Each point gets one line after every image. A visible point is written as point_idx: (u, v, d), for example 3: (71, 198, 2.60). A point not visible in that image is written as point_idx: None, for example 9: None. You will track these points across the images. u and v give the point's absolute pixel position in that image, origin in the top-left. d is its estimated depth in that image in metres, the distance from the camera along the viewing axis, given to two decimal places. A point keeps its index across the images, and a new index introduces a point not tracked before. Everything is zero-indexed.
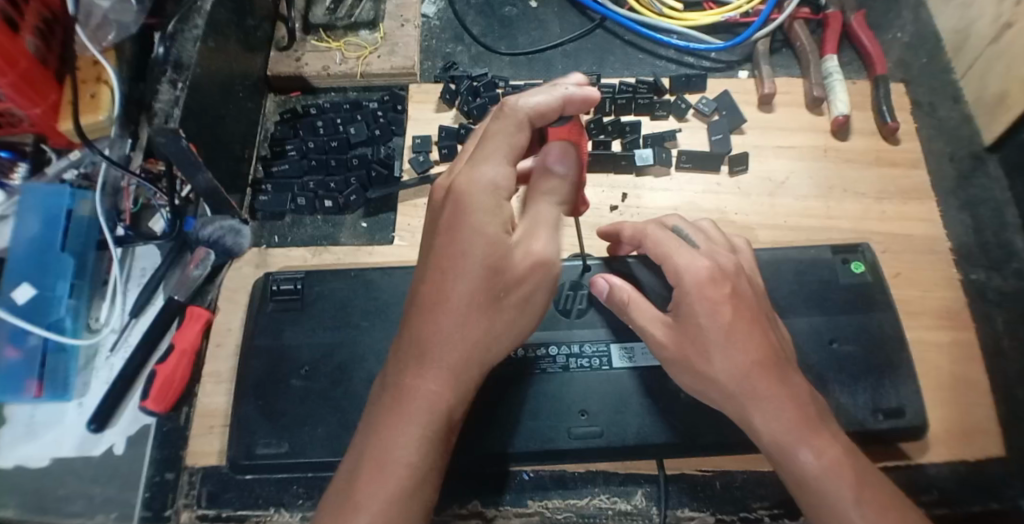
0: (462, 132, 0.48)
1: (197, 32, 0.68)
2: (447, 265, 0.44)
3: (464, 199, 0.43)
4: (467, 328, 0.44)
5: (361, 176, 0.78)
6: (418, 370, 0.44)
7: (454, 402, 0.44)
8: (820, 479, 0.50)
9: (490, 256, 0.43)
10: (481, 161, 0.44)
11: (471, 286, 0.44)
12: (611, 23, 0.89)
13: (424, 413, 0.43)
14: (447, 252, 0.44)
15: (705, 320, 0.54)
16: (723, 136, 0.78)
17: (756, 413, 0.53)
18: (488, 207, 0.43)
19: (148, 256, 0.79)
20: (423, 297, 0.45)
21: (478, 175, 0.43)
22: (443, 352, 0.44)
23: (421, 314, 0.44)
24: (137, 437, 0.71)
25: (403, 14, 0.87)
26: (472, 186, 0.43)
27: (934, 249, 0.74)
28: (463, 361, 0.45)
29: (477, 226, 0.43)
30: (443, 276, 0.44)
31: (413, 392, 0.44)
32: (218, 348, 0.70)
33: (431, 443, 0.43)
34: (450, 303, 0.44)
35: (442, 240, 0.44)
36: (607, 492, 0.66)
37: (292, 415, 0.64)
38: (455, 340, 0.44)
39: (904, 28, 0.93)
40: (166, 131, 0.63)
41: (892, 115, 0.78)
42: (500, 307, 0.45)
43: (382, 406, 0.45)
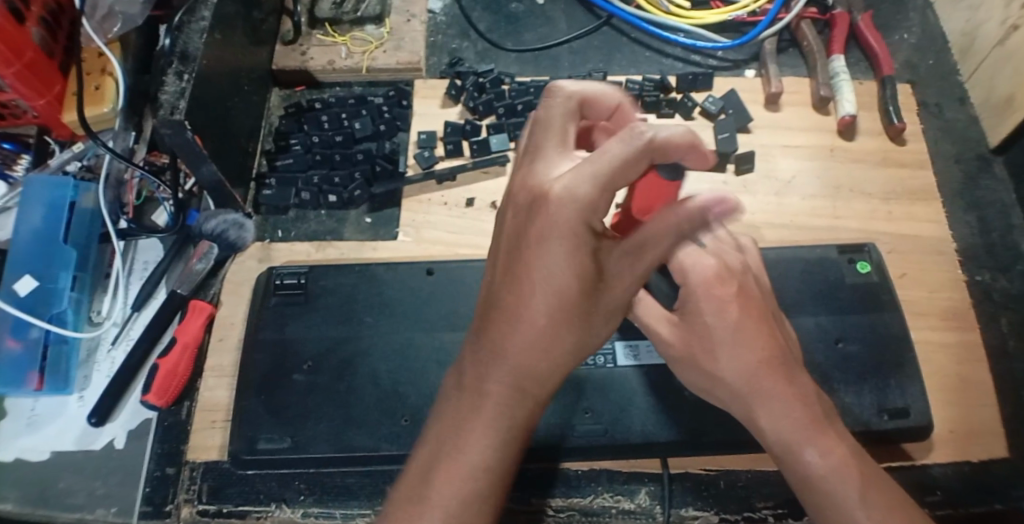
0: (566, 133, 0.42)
1: (204, 24, 0.68)
2: (532, 276, 0.41)
3: (558, 211, 0.39)
4: (545, 340, 0.43)
5: (366, 171, 0.78)
6: (493, 377, 0.43)
7: (528, 407, 0.44)
8: (826, 478, 0.50)
9: (578, 272, 0.41)
10: (581, 177, 0.38)
11: (555, 301, 0.42)
12: (618, 20, 0.89)
13: (497, 418, 0.43)
14: (533, 264, 0.41)
15: (712, 319, 0.54)
16: (729, 136, 0.77)
17: (765, 412, 0.53)
18: (581, 222, 0.39)
19: (151, 249, 0.79)
20: (502, 307, 0.43)
21: (573, 189, 0.38)
22: (522, 362, 0.43)
23: (502, 325, 0.43)
24: (138, 431, 0.71)
25: (409, 10, 0.87)
26: (566, 199, 0.38)
27: (941, 250, 0.74)
28: (540, 372, 0.43)
29: (567, 239, 0.40)
30: (525, 290, 0.42)
31: (486, 397, 0.43)
32: (221, 342, 0.70)
33: (505, 447, 0.43)
34: (533, 316, 0.42)
35: (530, 249, 0.41)
36: (611, 490, 0.66)
37: (295, 409, 0.64)
38: (535, 351, 0.43)
39: (911, 29, 0.92)
40: (172, 123, 0.63)
41: (899, 115, 0.78)
42: (581, 321, 0.43)
43: (453, 406, 0.44)
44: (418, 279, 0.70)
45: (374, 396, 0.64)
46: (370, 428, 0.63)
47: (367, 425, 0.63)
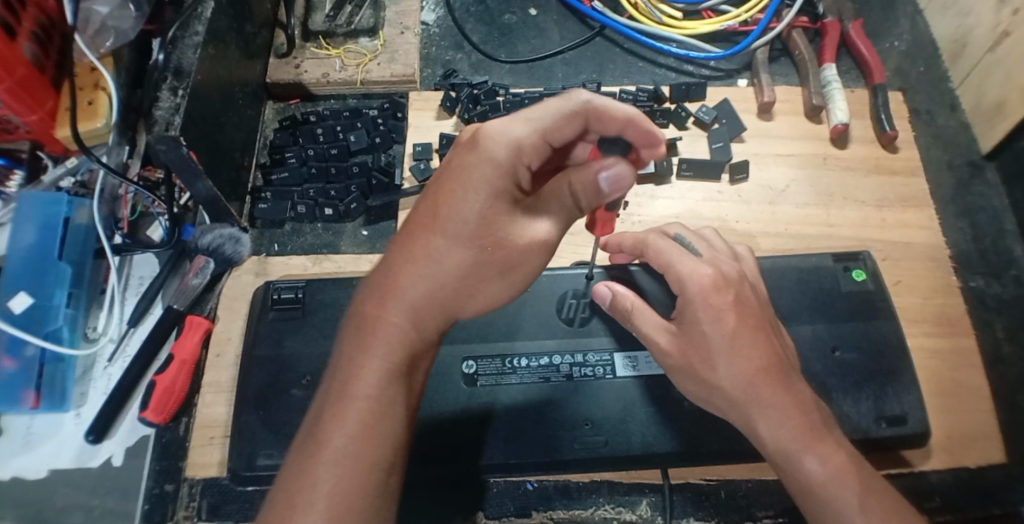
0: (541, 114, 0.46)
1: (197, 38, 0.68)
2: (443, 209, 0.45)
3: (487, 146, 0.45)
4: (449, 278, 0.45)
5: (362, 184, 0.78)
6: (393, 307, 0.45)
7: (418, 343, 0.45)
8: (826, 486, 0.51)
9: (486, 210, 0.45)
10: (517, 120, 0.46)
11: (462, 237, 0.45)
12: (611, 31, 0.89)
13: (388, 348, 0.44)
14: (450, 200, 0.45)
15: (709, 327, 0.54)
16: (723, 144, 0.78)
17: (763, 420, 0.53)
18: (503, 161, 0.45)
19: (146, 265, 0.78)
20: (412, 237, 0.46)
21: (506, 129, 0.45)
22: (427, 295, 0.45)
23: (408, 254, 0.45)
24: (136, 448, 0.70)
25: (402, 21, 0.86)
26: (496, 135, 0.45)
27: (933, 256, 0.75)
28: (435, 310, 0.46)
29: (488, 176, 0.45)
30: (437, 220, 0.45)
31: (383, 324, 0.45)
32: (219, 358, 0.69)
33: (397, 378, 0.44)
34: (439, 249, 0.45)
35: (448, 183, 0.45)
36: (612, 502, 0.66)
37: (293, 425, 0.64)
38: (437, 286, 0.45)
39: (901, 36, 0.93)
40: (167, 139, 0.63)
41: (891, 123, 0.79)
42: (483, 266, 0.46)
43: (354, 336, 0.45)
44: None
45: None
46: None
47: None
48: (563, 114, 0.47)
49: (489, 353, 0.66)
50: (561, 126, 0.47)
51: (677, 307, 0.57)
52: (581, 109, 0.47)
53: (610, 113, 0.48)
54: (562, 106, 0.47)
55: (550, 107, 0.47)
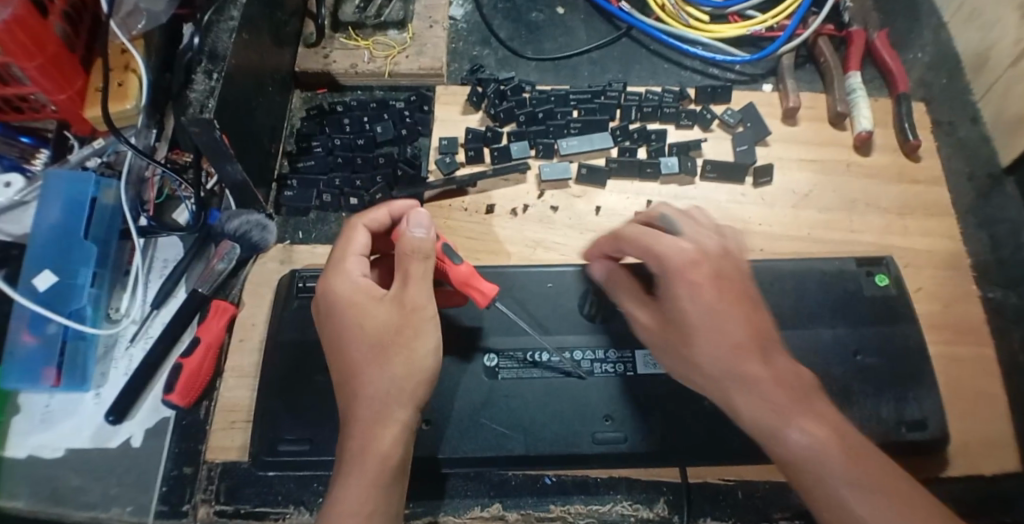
0: (356, 258, 0.58)
1: (232, 23, 0.68)
2: (343, 337, 0.54)
3: (336, 291, 0.56)
4: (383, 372, 0.52)
5: (388, 175, 0.77)
6: (356, 424, 0.51)
7: (383, 442, 0.50)
8: (817, 467, 0.43)
9: (368, 318, 0.54)
10: (346, 267, 0.57)
11: (366, 346, 0.53)
12: (638, 32, 0.89)
13: (359, 462, 0.49)
14: (338, 331, 0.55)
15: (688, 304, 0.50)
16: (747, 148, 0.78)
17: (747, 399, 0.47)
18: (354, 290, 0.56)
19: (171, 247, 0.78)
20: (342, 369, 0.54)
21: (339, 272, 0.57)
22: (372, 401, 0.52)
23: (346, 381, 0.53)
24: (156, 429, 0.70)
25: (431, 15, 0.86)
26: (340, 280, 0.56)
27: (952, 265, 0.75)
28: (391, 401, 0.52)
29: (349, 306, 0.54)
30: (343, 346, 0.54)
31: (352, 445, 0.50)
32: (241, 343, 0.71)
33: (373, 483, 0.48)
34: (359, 361, 0.53)
35: (335, 319, 0.55)
36: (630, 498, 0.66)
37: (315, 411, 0.65)
38: (377, 385, 0.52)
39: (924, 48, 0.94)
40: (201, 121, 0.63)
41: (914, 132, 0.79)
42: (403, 351, 0.53)
43: (336, 470, 0.50)
44: None
45: None
46: None
47: None
48: (361, 247, 0.59)
49: (512, 346, 0.67)
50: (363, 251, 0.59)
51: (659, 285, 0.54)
52: (358, 226, 0.59)
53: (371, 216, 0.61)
54: (358, 240, 0.59)
55: (350, 251, 0.58)
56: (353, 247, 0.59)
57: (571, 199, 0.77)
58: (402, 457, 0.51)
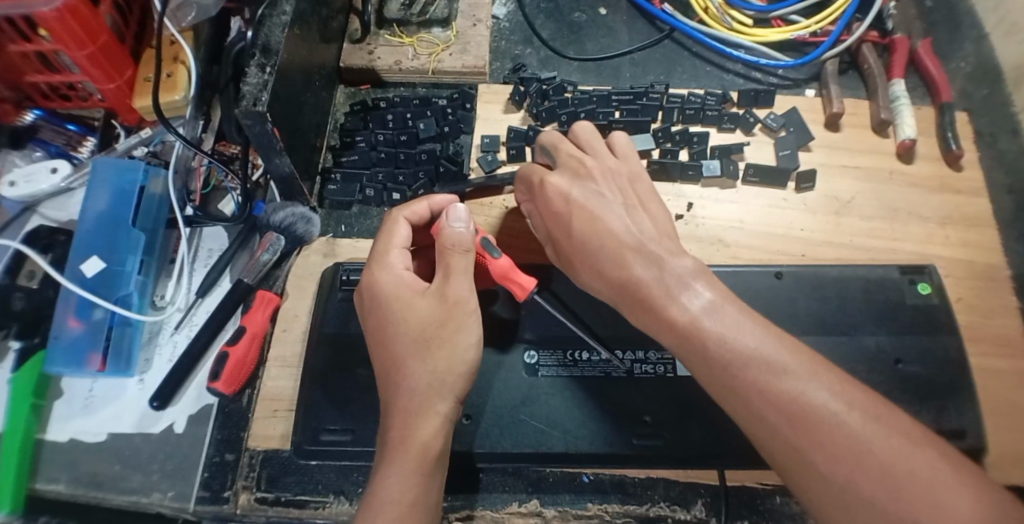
0: (396, 251, 0.59)
1: (285, 18, 0.69)
2: (384, 329, 0.56)
3: (378, 282, 0.57)
4: (423, 363, 0.53)
5: (430, 171, 0.78)
6: (395, 416, 0.52)
7: (422, 435, 0.51)
8: (749, 366, 0.44)
9: (409, 310, 0.55)
10: (387, 257, 0.59)
11: (408, 338, 0.54)
12: (680, 34, 0.89)
13: (398, 452, 0.50)
14: (381, 323, 0.56)
15: (565, 229, 0.59)
16: (790, 152, 0.78)
17: (681, 314, 0.49)
18: (396, 281, 0.57)
19: (216, 237, 0.79)
20: (384, 360, 0.55)
21: (381, 263, 0.58)
22: (412, 393, 0.52)
23: (386, 373, 0.54)
24: (198, 416, 0.71)
25: (475, 14, 0.87)
26: (382, 270, 0.58)
27: (994, 276, 0.75)
28: (430, 393, 0.52)
29: (390, 297, 0.56)
30: (385, 337, 0.55)
31: (392, 436, 0.51)
32: (284, 333, 0.72)
33: (413, 474, 0.49)
34: (400, 353, 0.54)
35: (376, 310, 0.57)
36: (667, 499, 0.66)
37: (359, 403, 0.66)
38: (417, 377, 0.53)
39: (967, 58, 0.93)
40: (254, 114, 0.64)
41: (957, 142, 0.79)
42: (444, 344, 0.54)
43: (375, 462, 0.51)
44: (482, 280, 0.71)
45: None
46: None
47: None
48: (402, 239, 0.60)
49: (552, 345, 0.68)
50: (404, 242, 0.60)
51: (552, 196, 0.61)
52: (398, 218, 0.61)
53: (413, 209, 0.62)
54: (398, 232, 0.60)
55: (391, 243, 0.60)
56: (393, 239, 0.60)
57: None
58: (441, 450, 0.51)
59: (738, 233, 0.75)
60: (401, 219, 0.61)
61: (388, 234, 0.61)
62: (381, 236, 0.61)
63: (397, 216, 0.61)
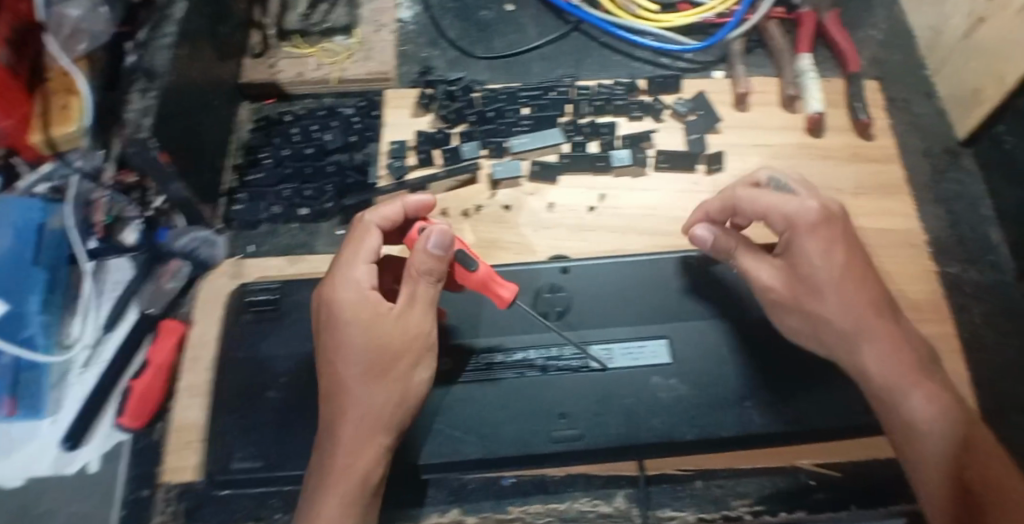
0: (364, 263, 0.57)
1: (169, 40, 0.67)
2: (338, 352, 0.55)
3: (339, 299, 0.55)
4: (374, 393, 0.55)
5: (338, 183, 0.77)
6: (339, 439, 0.54)
7: (364, 464, 0.54)
8: (916, 414, 0.54)
9: (367, 338, 0.55)
10: (352, 268, 0.57)
11: (363, 366, 0.55)
12: (587, 25, 0.88)
13: (341, 478, 0.53)
14: (337, 344, 0.55)
15: (817, 261, 0.58)
16: (698, 136, 0.78)
17: (875, 360, 0.57)
18: (357, 302, 0.55)
19: (122, 269, 0.78)
20: (333, 381, 0.56)
21: (346, 279, 0.56)
22: (360, 420, 0.54)
23: (335, 394, 0.55)
24: (111, 453, 0.70)
25: (378, 19, 0.85)
26: (347, 285, 0.56)
27: (913, 243, 0.74)
28: (377, 423, 0.54)
29: (352, 319, 0.55)
30: (339, 360, 0.55)
31: (337, 460, 0.54)
32: (193, 361, 0.70)
33: (350, 501, 0.53)
34: (352, 379, 0.55)
35: (333, 332, 0.55)
36: (588, 495, 0.66)
37: (269, 426, 0.65)
38: (367, 405, 0.55)
39: (878, 25, 0.93)
40: (136, 141, 0.63)
41: (864, 111, 0.79)
42: (393, 376, 0.55)
43: (315, 478, 0.54)
44: None
45: None
46: None
47: None
48: (372, 251, 0.57)
49: (465, 351, 0.67)
50: (372, 253, 0.57)
51: (784, 240, 0.61)
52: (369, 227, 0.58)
53: (385, 215, 0.59)
54: (369, 243, 0.57)
55: (359, 253, 0.57)
56: (361, 248, 0.57)
57: (524, 196, 0.77)
58: (380, 475, 0.55)
59: (652, 221, 0.75)
60: (371, 226, 0.58)
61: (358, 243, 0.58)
62: (349, 242, 0.58)
63: (368, 223, 0.58)
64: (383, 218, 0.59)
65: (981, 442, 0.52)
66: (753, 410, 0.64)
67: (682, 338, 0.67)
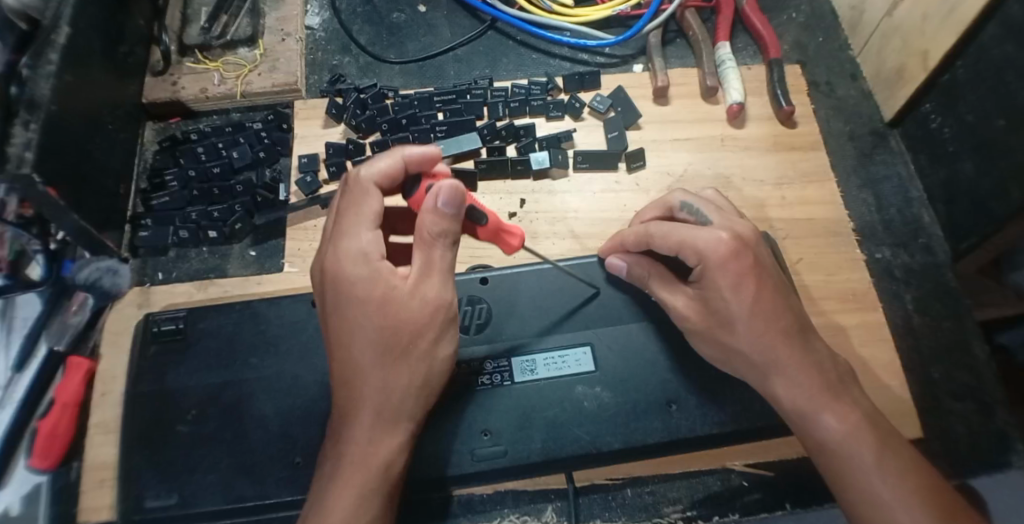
0: (365, 225, 0.49)
1: (53, 68, 0.63)
2: (345, 333, 0.49)
3: (343, 271, 0.48)
4: (389, 378, 0.49)
5: (246, 202, 0.74)
6: (352, 429, 0.49)
7: (384, 454, 0.49)
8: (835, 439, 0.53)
9: (380, 316, 0.48)
10: (354, 234, 0.48)
11: (377, 349, 0.48)
12: (502, 24, 0.86)
13: (357, 473, 0.48)
14: (344, 323, 0.49)
15: (729, 296, 0.55)
16: (619, 133, 0.76)
17: (787, 390, 0.55)
18: (364, 274, 0.48)
19: (30, 305, 0.73)
20: (340, 363, 0.49)
21: (347, 248, 0.48)
22: (376, 408, 0.49)
23: (344, 378, 0.49)
24: (31, 495, 0.67)
25: (283, 28, 0.82)
26: (346, 256, 0.48)
27: (837, 231, 0.73)
28: (392, 411, 0.50)
29: (359, 296, 0.48)
30: (348, 342, 0.49)
31: (349, 453, 0.49)
32: (103, 397, 0.66)
33: (369, 499, 0.48)
34: (363, 362, 0.49)
35: (339, 310, 0.48)
36: (518, 511, 0.64)
37: (180, 463, 0.62)
38: (381, 391, 0.49)
39: (799, 8, 0.92)
40: (19, 177, 0.58)
41: (787, 98, 0.78)
42: (408, 358, 0.50)
43: (327, 473, 0.49)
44: (303, 312, 0.67)
45: (269, 442, 0.62)
46: (257, 476, 0.61)
47: (254, 471, 0.61)
48: (373, 212, 0.49)
49: None
50: (373, 213, 0.49)
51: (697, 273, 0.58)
52: (368, 185, 0.49)
53: (383, 169, 0.49)
54: (367, 202, 0.49)
55: (359, 214, 0.48)
56: (360, 209, 0.49)
57: None
58: (400, 465, 0.50)
59: (572, 224, 0.73)
60: (369, 180, 0.49)
61: (354, 202, 0.49)
62: (345, 201, 0.50)
63: (365, 179, 0.49)
64: (381, 173, 0.50)
65: (916, 472, 0.51)
66: (680, 415, 0.63)
67: (604, 344, 0.65)
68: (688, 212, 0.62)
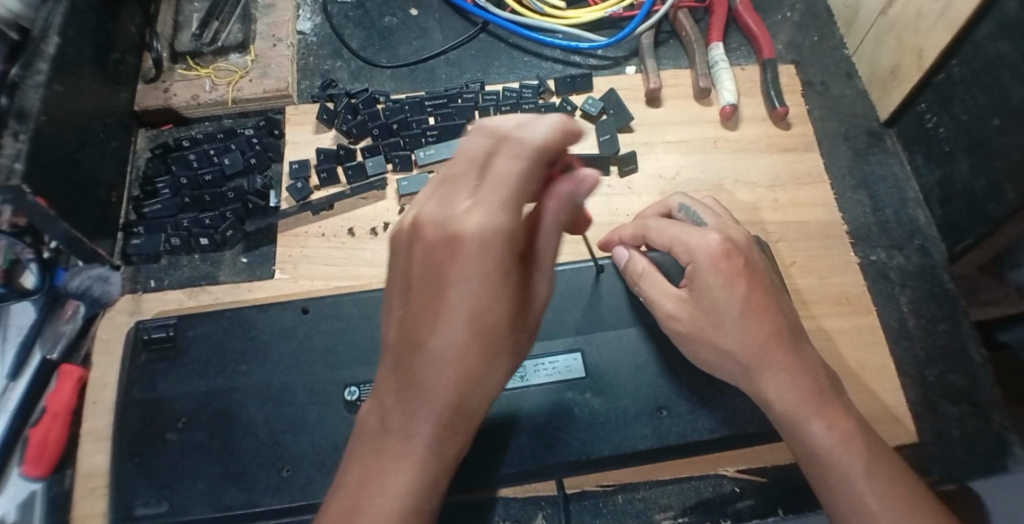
0: (506, 211, 0.40)
1: (41, 78, 0.63)
2: (449, 317, 0.40)
3: (469, 251, 0.39)
4: (485, 372, 0.42)
5: (237, 209, 0.74)
6: (431, 417, 0.42)
7: (454, 443, 0.44)
8: (823, 447, 0.52)
9: (498, 309, 0.40)
10: (491, 216, 0.39)
11: (482, 342, 0.41)
12: (494, 26, 0.85)
13: (423, 461, 0.43)
14: (450, 301, 0.39)
15: (720, 293, 0.55)
16: (610, 137, 0.75)
17: (774, 391, 0.54)
18: (495, 258, 0.39)
19: (25, 313, 0.73)
20: (430, 342, 0.40)
21: (482, 226, 0.39)
22: (463, 401, 0.42)
23: (432, 361, 0.40)
24: (26, 504, 0.66)
25: (274, 33, 0.83)
26: (479, 235, 0.39)
27: (832, 234, 0.72)
28: (476, 404, 0.43)
29: (480, 282, 0.39)
30: (450, 328, 0.40)
31: (417, 440, 0.42)
32: (94, 405, 0.66)
33: (421, 489, 0.44)
34: (465, 353, 0.40)
35: (449, 287, 0.39)
36: (509, 518, 0.63)
37: (170, 471, 0.62)
38: (476, 385, 0.42)
39: (794, 7, 0.91)
40: (8, 189, 0.59)
41: (780, 99, 0.77)
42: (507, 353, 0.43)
43: (381, 450, 0.43)
44: (292, 319, 0.67)
45: (258, 449, 0.62)
46: (246, 484, 0.61)
47: (243, 480, 0.61)
48: (522, 193, 0.40)
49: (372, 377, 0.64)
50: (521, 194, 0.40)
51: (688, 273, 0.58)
52: (525, 160, 0.40)
53: (542, 142, 0.41)
54: (512, 178, 0.40)
55: (501, 195, 0.40)
56: (504, 189, 0.40)
57: None
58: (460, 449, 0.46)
59: None
60: (520, 156, 0.40)
61: (498, 176, 0.40)
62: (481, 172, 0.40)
63: (514, 152, 0.40)
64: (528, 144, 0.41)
65: (903, 479, 0.51)
66: (670, 421, 0.62)
67: (595, 349, 0.65)
68: (686, 214, 0.63)
